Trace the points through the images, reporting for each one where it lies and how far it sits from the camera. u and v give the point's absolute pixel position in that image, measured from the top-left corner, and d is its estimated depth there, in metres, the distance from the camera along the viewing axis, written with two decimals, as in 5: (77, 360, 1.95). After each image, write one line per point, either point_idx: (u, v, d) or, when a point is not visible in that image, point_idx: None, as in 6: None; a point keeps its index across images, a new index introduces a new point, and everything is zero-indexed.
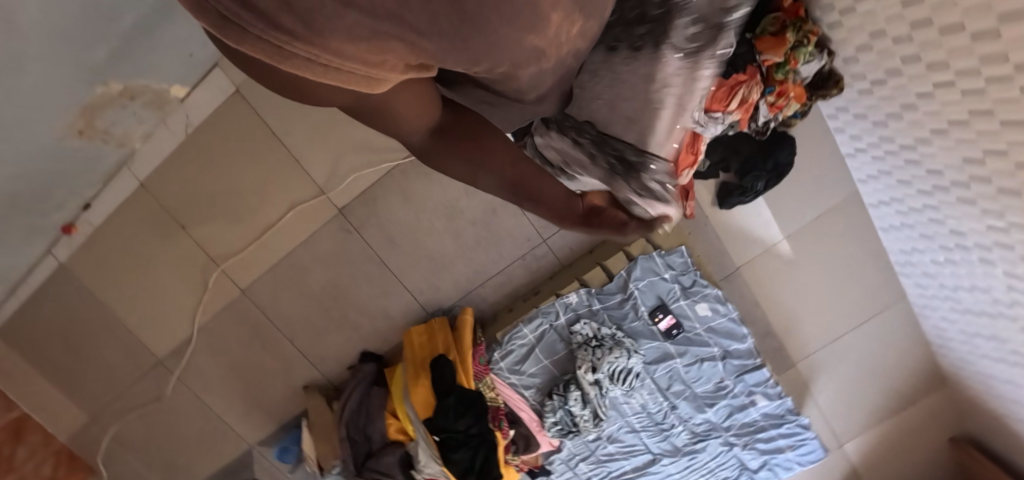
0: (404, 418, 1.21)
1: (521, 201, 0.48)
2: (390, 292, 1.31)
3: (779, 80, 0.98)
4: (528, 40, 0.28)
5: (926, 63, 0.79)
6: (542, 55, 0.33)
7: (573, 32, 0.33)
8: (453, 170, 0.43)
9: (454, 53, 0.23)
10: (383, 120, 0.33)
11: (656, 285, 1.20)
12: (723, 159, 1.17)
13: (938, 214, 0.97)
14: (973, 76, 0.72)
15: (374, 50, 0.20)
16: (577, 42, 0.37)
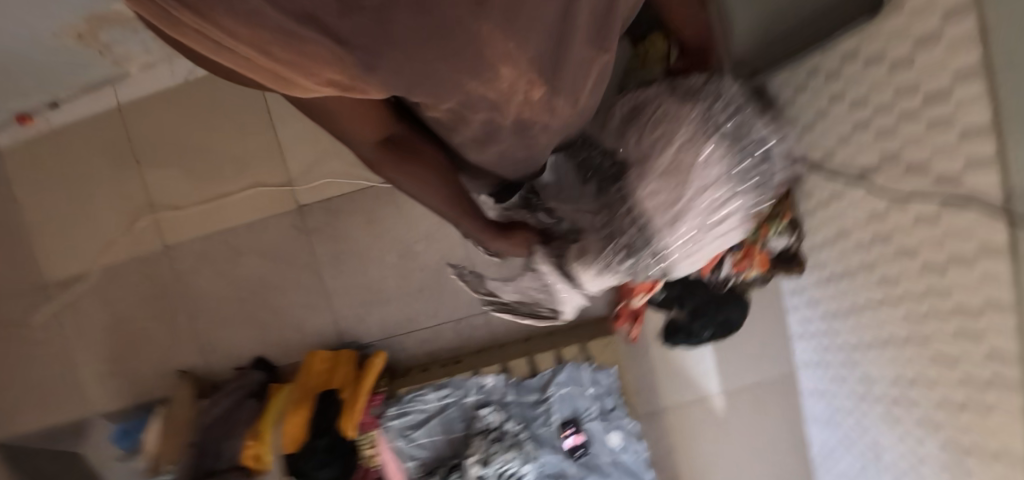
0: (264, 446, 1.08)
1: (457, 217, 0.65)
2: (313, 306, 1.23)
3: (749, 241, 1.05)
4: (463, 81, 0.33)
5: (897, 264, 0.84)
6: (490, 89, 0.36)
7: (525, 82, 0.37)
8: (399, 180, 0.55)
9: (382, 76, 0.28)
10: (336, 127, 0.42)
11: (576, 398, 1.14)
12: (679, 296, 1.15)
13: (863, 420, 1.02)
14: (943, 294, 0.76)
15: (302, 63, 0.23)
16: (531, 92, 0.39)
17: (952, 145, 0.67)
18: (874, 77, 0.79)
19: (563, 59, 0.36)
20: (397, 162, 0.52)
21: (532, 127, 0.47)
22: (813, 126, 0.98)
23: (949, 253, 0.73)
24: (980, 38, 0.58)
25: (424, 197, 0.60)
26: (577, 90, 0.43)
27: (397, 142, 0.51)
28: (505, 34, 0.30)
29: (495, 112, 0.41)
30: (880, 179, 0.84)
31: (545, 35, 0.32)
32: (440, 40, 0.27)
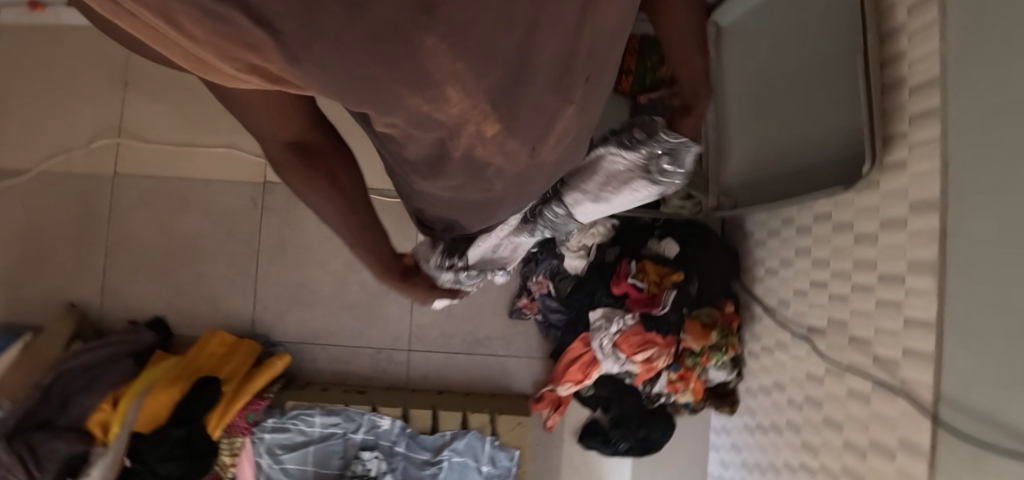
0: (117, 416, 0.96)
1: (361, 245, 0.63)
2: (238, 284, 1.18)
3: (688, 365, 1.03)
4: (408, 100, 0.28)
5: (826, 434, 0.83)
6: (439, 110, 0.32)
7: (476, 112, 0.33)
8: (301, 188, 0.53)
9: (310, 78, 0.23)
10: (244, 118, 0.41)
11: (467, 472, 1.05)
12: (607, 397, 1.13)
13: None
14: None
15: (216, 44, 0.18)
16: (485, 128, 0.36)
17: (897, 329, 0.70)
18: (835, 244, 0.84)
19: (520, 99, 0.34)
20: (303, 169, 0.51)
21: (485, 166, 0.45)
22: (775, 273, 1.00)
23: (874, 441, 0.73)
24: (937, 238, 0.64)
25: (325, 213, 0.57)
26: (536, 141, 0.42)
27: (309, 149, 0.50)
28: (451, 53, 0.24)
29: (441, 136, 0.37)
30: (823, 343, 0.85)
31: (500, 67, 0.28)
32: (381, 50, 0.22)
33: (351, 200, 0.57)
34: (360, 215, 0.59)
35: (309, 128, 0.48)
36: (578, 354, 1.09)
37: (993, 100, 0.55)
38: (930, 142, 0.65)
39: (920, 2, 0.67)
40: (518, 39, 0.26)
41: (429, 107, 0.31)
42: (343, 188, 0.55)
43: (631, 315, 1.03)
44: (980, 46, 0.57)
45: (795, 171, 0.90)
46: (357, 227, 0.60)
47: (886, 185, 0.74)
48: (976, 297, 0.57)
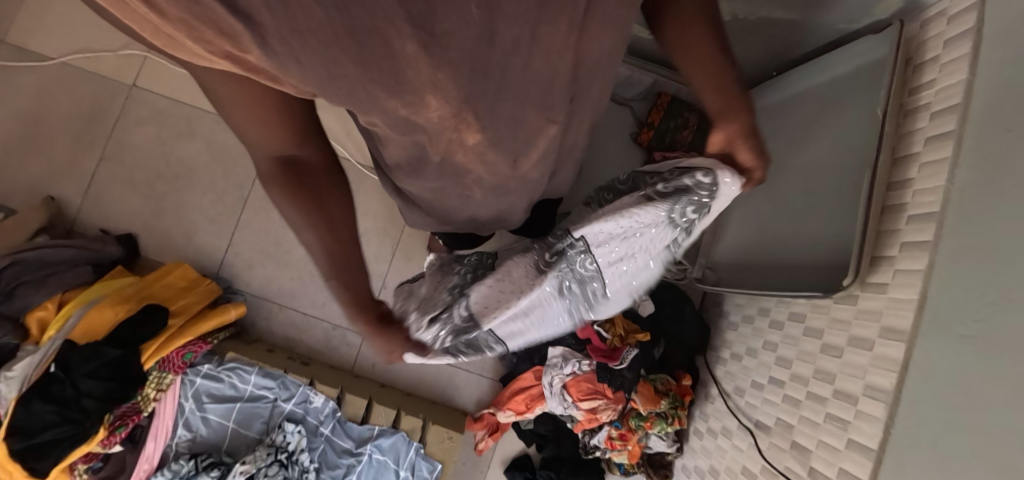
0: (59, 319, 0.96)
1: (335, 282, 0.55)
2: (219, 224, 1.18)
3: (631, 425, 1.02)
4: (386, 100, 0.33)
5: None
6: (417, 115, 0.36)
7: (455, 120, 0.38)
8: (286, 207, 0.50)
9: (290, 67, 0.27)
10: (227, 119, 0.40)
11: (384, 472, 1.04)
12: (546, 434, 1.13)
13: None
14: None
15: (189, 25, 0.21)
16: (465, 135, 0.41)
17: (837, 447, 0.69)
18: (802, 347, 0.84)
19: (495, 110, 0.39)
20: (291, 186, 0.49)
21: (464, 172, 0.51)
22: (738, 360, 0.99)
23: None
24: (897, 368, 0.64)
25: (310, 245, 0.52)
26: (516, 155, 0.49)
27: (301, 167, 0.48)
28: (430, 64, 0.30)
29: (422, 137, 0.42)
30: (765, 441, 0.84)
31: (474, 78, 0.34)
32: (356, 51, 0.27)
33: (339, 230, 0.52)
34: (346, 251, 0.53)
35: (303, 139, 0.46)
36: (527, 387, 1.08)
37: (978, 251, 0.55)
38: (912, 273, 0.66)
39: (936, 137, 0.68)
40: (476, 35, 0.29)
41: (408, 110, 0.36)
42: (330, 214, 0.52)
43: (589, 362, 1.00)
44: (981, 195, 0.57)
45: (783, 265, 0.91)
46: (342, 263, 0.54)
47: (864, 303, 0.74)
48: (920, 438, 0.57)
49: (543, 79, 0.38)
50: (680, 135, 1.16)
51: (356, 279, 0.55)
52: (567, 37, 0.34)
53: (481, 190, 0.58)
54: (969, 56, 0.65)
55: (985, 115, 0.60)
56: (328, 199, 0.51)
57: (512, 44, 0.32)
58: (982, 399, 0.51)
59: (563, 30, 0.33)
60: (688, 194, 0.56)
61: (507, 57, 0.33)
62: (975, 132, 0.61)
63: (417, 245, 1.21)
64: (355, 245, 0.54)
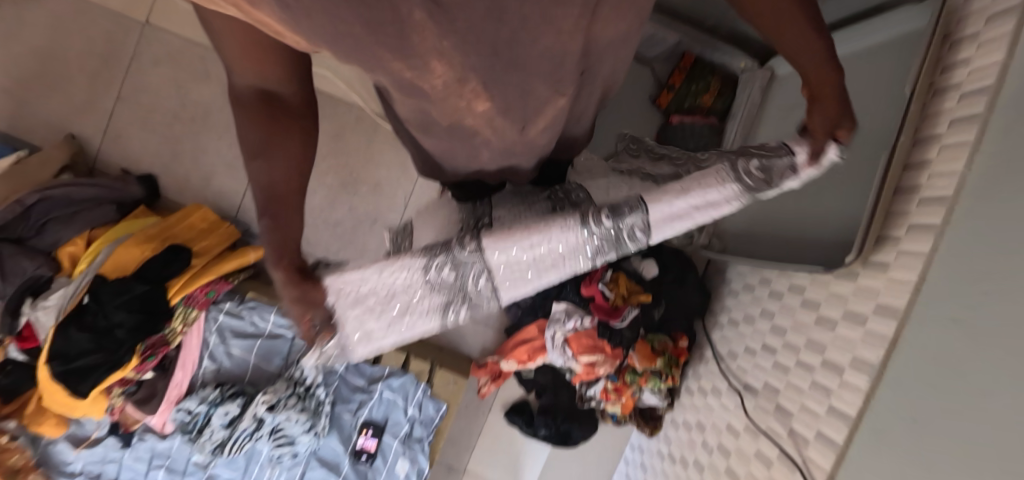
0: (89, 254, 1.01)
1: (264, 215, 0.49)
2: (235, 168, 1.20)
3: (625, 379, 1.06)
4: (394, 60, 0.35)
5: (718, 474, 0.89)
6: (420, 77, 0.38)
7: (459, 82, 0.40)
8: (247, 135, 0.47)
9: (301, 22, 0.29)
10: (218, 45, 0.40)
11: (394, 408, 1.12)
12: (544, 384, 1.19)
13: None
14: None
15: None
16: (469, 95, 0.42)
17: (818, 412, 0.74)
18: (798, 318, 0.87)
19: (504, 80, 0.40)
20: (260, 117, 0.46)
21: (473, 132, 0.53)
22: (736, 325, 1.03)
23: None
24: (886, 344, 0.67)
25: (254, 174, 0.48)
26: (523, 122, 0.50)
27: (280, 103, 0.47)
28: (437, 32, 0.31)
29: (433, 97, 0.43)
30: (752, 402, 0.89)
31: (484, 49, 0.35)
32: (364, 12, 0.28)
33: (293, 170, 0.49)
34: (287, 195, 0.49)
35: (286, 78, 0.44)
36: (530, 338, 1.13)
37: (986, 236, 0.56)
38: (914, 255, 0.67)
39: (961, 120, 0.66)
40: (481, 13, 0.30)
41: (413, 72, 0.37)
42: (289, 154, 0.48)
43: (590, 319, 1.04)
44: (994, 185, 0.58)
45: (790, 239, 0.91)
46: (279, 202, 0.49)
47: (863, 280, 0.76)
48: (901, 410, 0.61)
49: (557, 54, 0.39)
50: (700, 100, 1.16)
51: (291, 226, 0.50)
52: (581, 17, 0.35)
53: (491, 149, 0.59)
54: (1010, 35, 0.62)
55: (1016, 101, 0.58)
56: (293, 140, 0.48)
57: (523, 22, 0.32)
58: (969, 381, 0.54)
59: (576, 12, 0.33)
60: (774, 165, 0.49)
61: (519, 33, 0.34)
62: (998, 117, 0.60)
63: (430, 198, 1.22)
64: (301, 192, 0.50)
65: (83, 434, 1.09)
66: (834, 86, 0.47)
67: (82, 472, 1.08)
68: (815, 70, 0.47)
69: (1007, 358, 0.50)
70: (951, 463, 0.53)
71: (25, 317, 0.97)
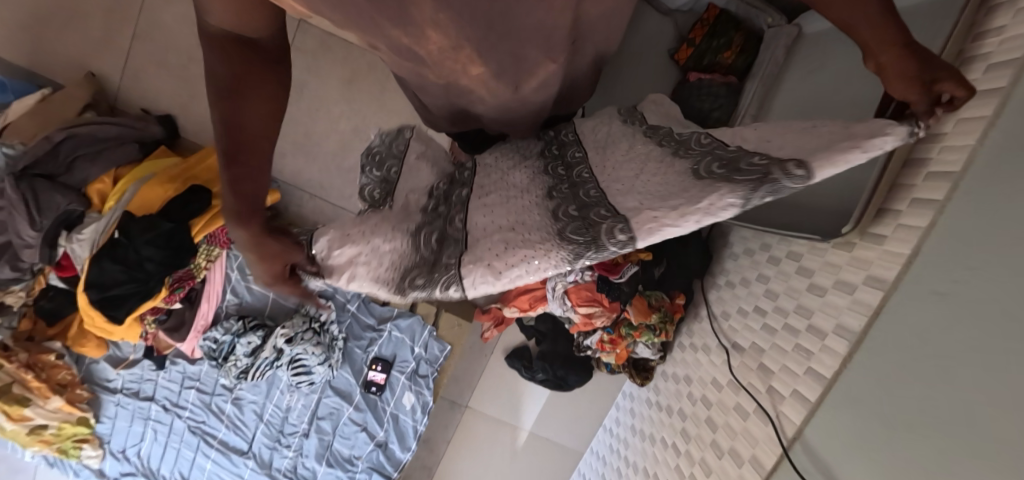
0: (117, 191, 1.06)
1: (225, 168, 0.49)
2: None
3: (621, 332, 1.12)
4: (394, 29, 0.36)
5: (699, 422, 0.95)
6: (419, 44, 0.40)
7: (456, 50, 0.41)
8: (216, 85, 0.45)
9: None
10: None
11: (401, 346, 1.19)
12: (543, 332, 1.24)
13: None
14: (699, 466, 0.90)
15: None
16: (467, 59, 0.43)
17: (797, 372, 0.78)
18: (791, 283, 0.89)
19: (498, 48, 0.41)
20: (232, 64, 0.44)
21: (472, 90, 0.55)
22: (731, 287, 1.06)
23: (729, 450, 0.85)
24: (869, 313, 0.70)
25: (219, 123, 0.47)
26: (518, 81, 0.51)
27: (259, 50, 0.45)
28: (434, 8, 0.32)
29: (432, 61, 0.45)
30: (737, 360, 0.93)
31: (478, 22, 0.36)
32: None
33: (264, 119, 0.49)
34: (253, 143, 0.50)
35: (267, 29, 0.42)
36: (532, 288, 1.17)
37: (986, 217, 0.57)
38: (911, 229, 0.68)
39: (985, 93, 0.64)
40: None
41: (411, 39, 0.39)
42: (262, 101, 0.48)
43: (590, 273, 1.07)
44: (998, 166, 0.58)
45: (794, 206, 0.91)
46: (248, 147, 0.49)
47: (859, 251, 0.77)
48: (875, 374, 0.65)
49: (553, 24, 0.39)
50: (721, 56, 1.12)
51: (259, 171, 0.51)
52: None
53: (490, 103, 0.60)
54: None
55: None
56: (264, 91, 0.47)
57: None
58: (944, 352, 0.57)
59: None
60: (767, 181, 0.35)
61: (513, 7, 0.35)
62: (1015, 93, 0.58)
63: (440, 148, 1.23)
64: (269, 139, 0.51)
65: (121, 356, 1.19)
66: (899, 46, 0.40)
67: (122, 389, 1.20)
68: (870, 31, 0.40)
69: (982, 334, 0.53)
70: (917, 425, 0.58)
71: (62, 248, 1.04)
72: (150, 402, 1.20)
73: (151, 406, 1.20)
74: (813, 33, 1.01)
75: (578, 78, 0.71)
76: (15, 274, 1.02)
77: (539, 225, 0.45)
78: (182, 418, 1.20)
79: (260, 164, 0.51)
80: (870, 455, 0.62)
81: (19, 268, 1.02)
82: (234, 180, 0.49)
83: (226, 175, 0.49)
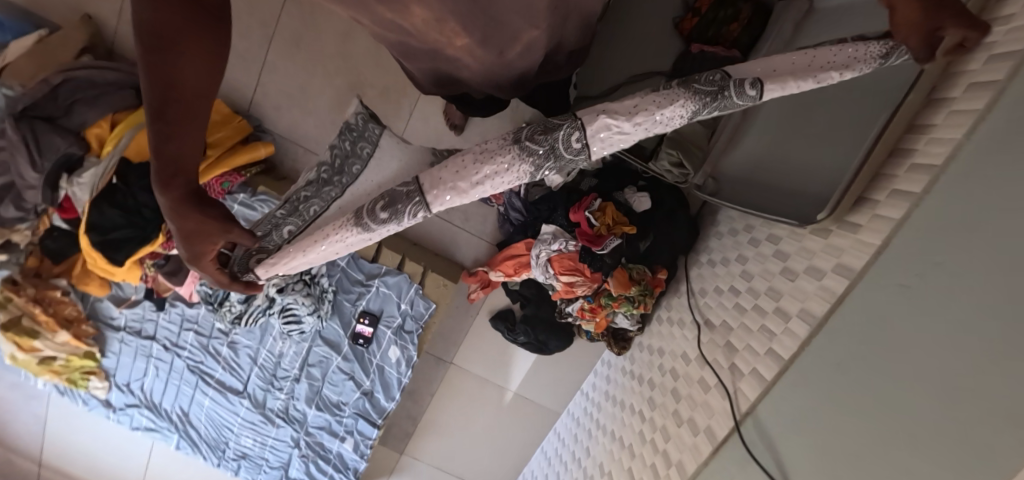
0: (114, 138, 1.07)
1: (154, 131, 0.50)
2: (247, 62, 1.20)
3: (600, 301, 1.14)
4: None
5: (666, 392, 0.99)
6: None
7: None
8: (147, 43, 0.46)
9: None
10: None
11: (388, 302, 1.23)
12: (527, 297, 1.27)
13: (566, 466, 1.24)
14: (658, 432, 0.95)
15: None
16: None
17: (759, 351, 0.81)
18: (767, 266, 0.90)
19: None
20: (165, 22, 0.45)
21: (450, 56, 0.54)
22: (713, 265, 1.07)
23: (687, 420, 0.89)
24: (833, 299, 0.71)
25: (145, 81, 0.48)
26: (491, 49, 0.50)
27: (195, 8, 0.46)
28: None
29: None
30: (707, 336, 0.96)
31: None
32: None
33: (197, 81, 0.50)
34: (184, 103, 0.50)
35: None
36: (518, 253, 1.19)
37: (959, 217, 0.57)
38: (886, 220, 0.69)
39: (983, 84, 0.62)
40: None
41: None
42: (195, 63, 0.49)
43: (574, 244, 1.09)
44: (978, 165, 0.57)
45: (779, 188, 0.91)
46: (179, 107, 0.50)
47: (834, 238, 0.78)
48: (829, 358, 0.67)
49: None
50: (727, 27, 1.09)
51: (188, 133, 0.52)
52: None
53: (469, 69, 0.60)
54: None
55: None
56: (196, 51, 0.48)
57: None
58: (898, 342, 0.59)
59: None
60: (721, 95, 0.50)
61: None
62: (1010, 88, 0.56)
63: (434, 110, 1.22)
64: (204, 101, 0.52)
65: (122, 295, 1.24)
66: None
67: (125, 327, 1.27)
68: None
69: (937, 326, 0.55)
70: (864, 411, 0.60)
71: (64, 191, 1.07)
72: (152, 340, 1.27)
73: (152, 345, 1.27)
74: (825, 8, 0.97)
75: (562, 46, 0.70)
76: (20, 214, 1.07)
77: (499, 146, 0.54)
78: (182, 357, 1.27)
79: (191, 130, 0.52)
80: (815, 431, 0.65)
81: (21, 208, 1.06)
82: (162, 141, 0.50)
83: (153, 138, 0.50)
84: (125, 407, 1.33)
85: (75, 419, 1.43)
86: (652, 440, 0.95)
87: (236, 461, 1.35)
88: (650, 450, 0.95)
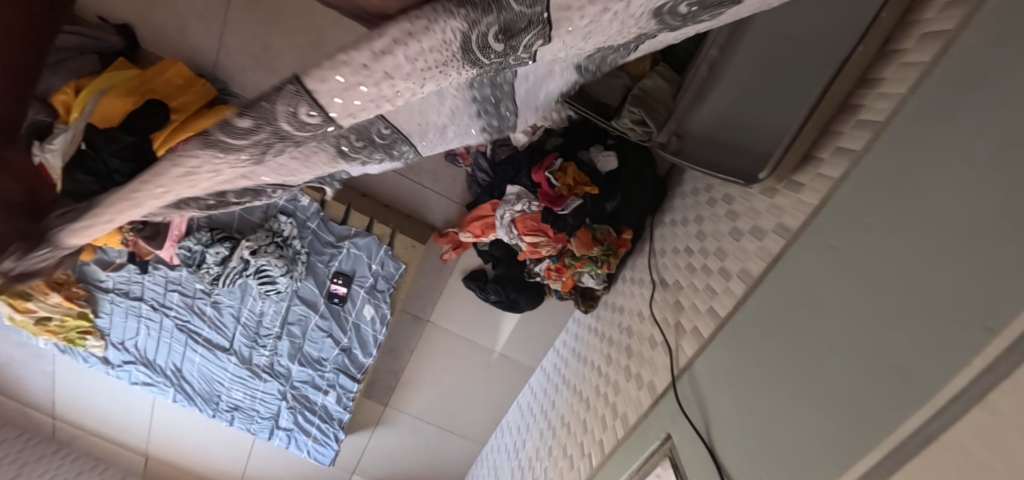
0: (80, 103, 1.05)
1: None
2: (208, 22, 1.19)
3: (564, 261, 1.16)
4: None
5: (621, 347, 1.02)
6: None
7: None
8: None
9: None
10: None
11: (360, 262, 1.26)
12: (497, 256, 1.28)
13: (533, 416, 1.31)
14: (610, 385, 0.99)
15: None
16: None
17: (700, 309, 0.83)
18: (718, 226, 0.91)
19: None
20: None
21: None
22: (673, 224, 1.08)
23: (635, 374, 0.93)
24: (768, 259, 0.73)
25: None
26: None
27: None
28: None
29: None
30: (660, 294, 0.98)
31: None
32: None
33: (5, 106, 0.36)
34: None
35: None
36: (485, 213, 1.20)
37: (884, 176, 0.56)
38: (824, 180, 0.68)
39: (929, 36, 0.60)
40: None
41: None
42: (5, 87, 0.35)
43: (537, 204, 1.10)
44: (908, 122, 0.56)
45: (734, 147, 0.89)
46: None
47: (778, 198, 0.78)
48: (758, 315, 0.69)
49: None
50: None
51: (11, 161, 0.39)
52: None
53: None
54: None
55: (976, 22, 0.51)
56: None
57: None
58: (816, 300, 0.60)
59: None
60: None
61: None
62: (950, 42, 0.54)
63: None
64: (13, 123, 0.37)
65: (107, 259, 1.25)
66: None
67: (114, 288, 1.32)
68: None
69: (849, 286, 0.56)
70: (779, 365, 0.62)
71: None
72: (140, 301, 1.33)
73: (141, 305, 1.34)
74: None
75: None
76: None
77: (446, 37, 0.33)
78: (170, 317, 1.34)
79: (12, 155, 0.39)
80: (737, 385, 0.68)
81: None
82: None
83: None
84: (122, 364, 1.43)
85: (80, 375, 1.53)
86: (604, 392, 1.00)
87: (230, 411, 1.46)
88: (602, 402, 0.99)
